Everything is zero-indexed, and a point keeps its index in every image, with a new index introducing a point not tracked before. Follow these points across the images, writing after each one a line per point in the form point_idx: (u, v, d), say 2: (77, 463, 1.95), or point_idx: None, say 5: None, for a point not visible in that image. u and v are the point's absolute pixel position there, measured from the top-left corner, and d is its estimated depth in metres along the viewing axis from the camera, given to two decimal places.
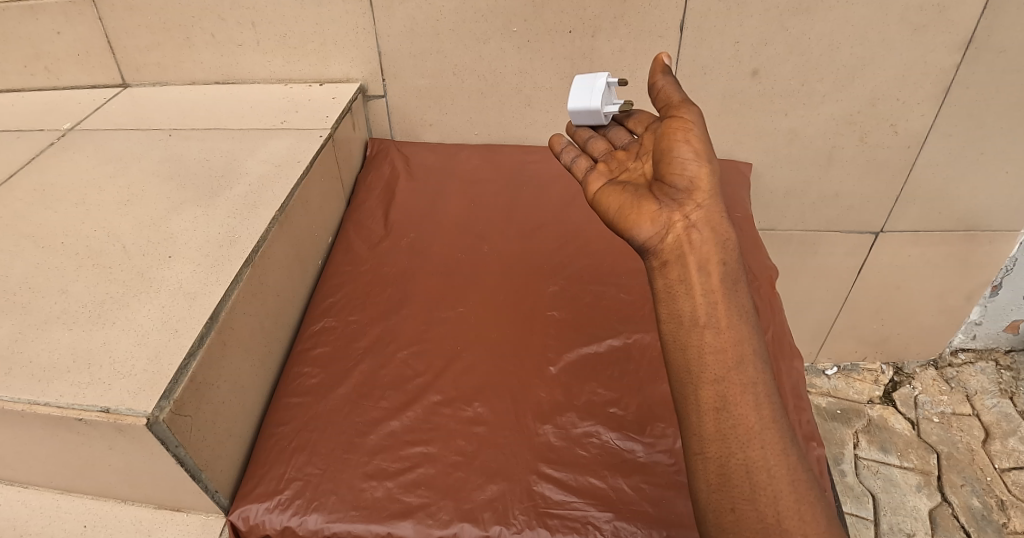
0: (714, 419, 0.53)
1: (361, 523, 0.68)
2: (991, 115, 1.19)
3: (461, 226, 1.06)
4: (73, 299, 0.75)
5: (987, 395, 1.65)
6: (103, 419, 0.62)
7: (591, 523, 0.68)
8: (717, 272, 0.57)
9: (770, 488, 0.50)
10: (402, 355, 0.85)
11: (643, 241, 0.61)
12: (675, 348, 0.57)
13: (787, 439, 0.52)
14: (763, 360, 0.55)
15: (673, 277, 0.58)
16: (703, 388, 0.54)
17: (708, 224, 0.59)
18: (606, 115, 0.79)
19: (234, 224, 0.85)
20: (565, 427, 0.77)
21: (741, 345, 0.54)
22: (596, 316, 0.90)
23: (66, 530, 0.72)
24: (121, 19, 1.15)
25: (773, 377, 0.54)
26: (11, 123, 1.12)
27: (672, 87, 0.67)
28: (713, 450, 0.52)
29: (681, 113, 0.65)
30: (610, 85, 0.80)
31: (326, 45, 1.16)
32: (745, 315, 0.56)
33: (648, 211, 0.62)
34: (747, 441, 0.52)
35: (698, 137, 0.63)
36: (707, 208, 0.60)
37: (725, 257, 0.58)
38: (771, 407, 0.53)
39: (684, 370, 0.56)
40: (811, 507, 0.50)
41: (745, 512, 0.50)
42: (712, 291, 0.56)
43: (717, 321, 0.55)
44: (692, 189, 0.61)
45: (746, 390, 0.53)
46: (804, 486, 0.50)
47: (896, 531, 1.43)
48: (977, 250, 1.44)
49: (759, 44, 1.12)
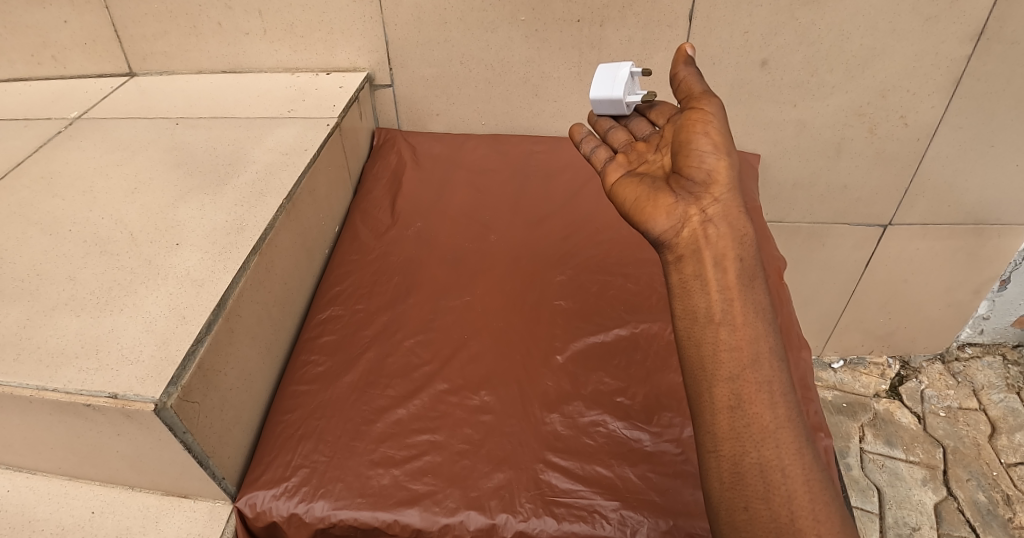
0: (728, 417, 0.52)
1: (368, 510, 0.68)
2: (1003, 106, 1.18)
3: (469, 216, 1.05)
4: (81, 286, 0.75)
5: (994, 390, 1.65)
6: (111, 405, 0.62)
7: (598, 512, 0.68)
8: (733, 268, 0.56)
9: (784, 487, 0.50)
10: (409, 343, 0.85)
11: (657, 235, 0.61)
12: (690, 346, 0.56)
13: (803, 439, 0.52)
14: (780, 358, 0.54)
15: (688, 272, 0.57)
16: (717, 386, 0.53)
17: (725, 218, 0.58)
18: (627, 105, 0.78)
19: (242, 212, 0.85)
20: (572, 416, 0.77)
21: (757, 344, 0.54)
22: (604, 306, 0.90)
23: (75, 516, 0.72)
24: (128, 8, 1.15)
25: (788, 374, 0.54)
26: (19, 111, 1.12)
27: (693, 79, 0.67)
28: (726, 448, 0.52)
29: (701, 106, 0.64)
30: (633, 74, 0.80)
31: (333, 33, 1.15)
32: (763, 312, 0.55)
33: (663, 203, 0.61)
34: (761, 440, 0.51)
35: (718, 129, 0.62)
36: (724, 201, 0.59)
37: (741, 252, 0.57)
38: (787, 406, 0.52)
39: (699, 367, 0.55)
40: (825, 507, 0.49)
41: (758, 511, 0.50)
42: (728, 288, 0.55)
43: (732, 318, 0.54)
44: (709, 183, 0.60)
45: (761, 389, 0.52)
46: (819, 485, 0.50)
47: (900, 525, 1.42)
48: (985, 243, 1.43)
49: (769, 34, 1.11)
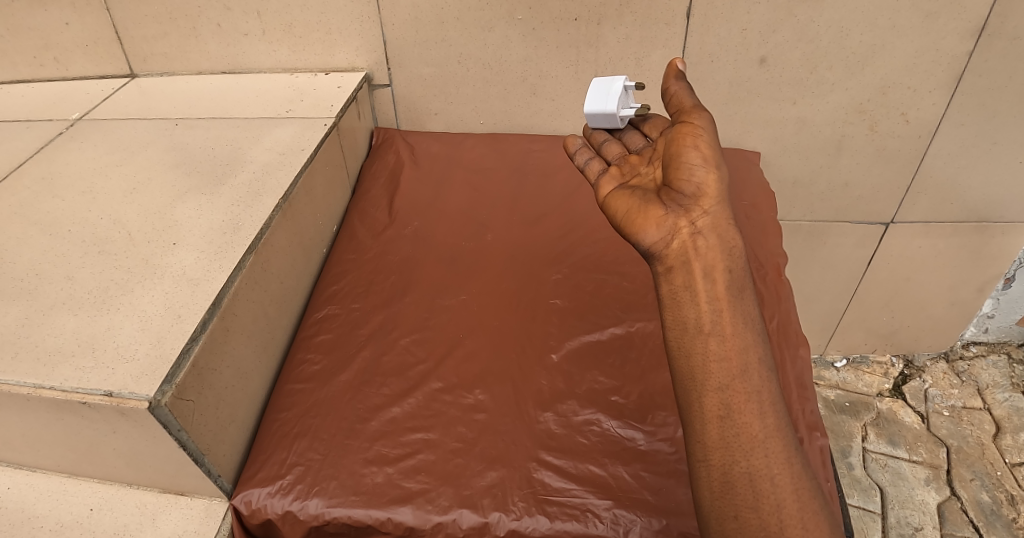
0: (718, 427, 0.52)
1: (361, 508, 0.68)
2: (1005, 103, 1.17)
3: (467, 217, 1.05)
4: (79, 285, 0.76)
5: (999, 389, 1.63)
6: (106, 403, 0.63)
7: (590, 511, 0.68)
8: (722, 279, 0.56)
9: (773, 496, 0.50)
10: (404, 342, 0.85)
11: (647, 246, 0.60)
12: (680, 356, 0.56)
13: (791, 448, 0.52)
14: (768, 368, 0.54)
15: (678, 283, 0.57)
16: (707, 396, 0.53)
17: (715, 229, 0.58)
18: (622, 119, 0.77)
19: (237, 212, 0.86)
20: (565, 415, 0.77)
21: (746, 353, 0.53)
22: (599, 305, 0.90)
23: (73, 512, 0.73)
24: (128, 10, 1.16)
25: (777, 384, 0.54)
26: (21, 113, 1.14)
27: (684, 93, 0.66)
28: (716, 458, 0.52)
29: (692, 118, 0.64)
30: (628, 88, 0.79)
31: (332, 33, 1.16)
32: (752, 322, 0.55)
33: (653, 214, 0.60)
34: (750, 450, 0.51)
35: (708, 142, 0.61)
36: (714, 213, 0.58)
37: (731, 264, 0.56)
38: (776, 415, 0.52)
39: (689, 378, 0.55)
40: (814, 516, 0.49)
41: (748, 520, 0.50)
42: (718, 298, 0.55)
43: (722, 328, 0.54)
44: (699, 195, 0.59)
45: (751, 398, 0.52)
46: (807, 494, 0.50)
47: (903, 525, 1.41)
48: (989, 241, 1.42)
49: (769, 31, 1.10)
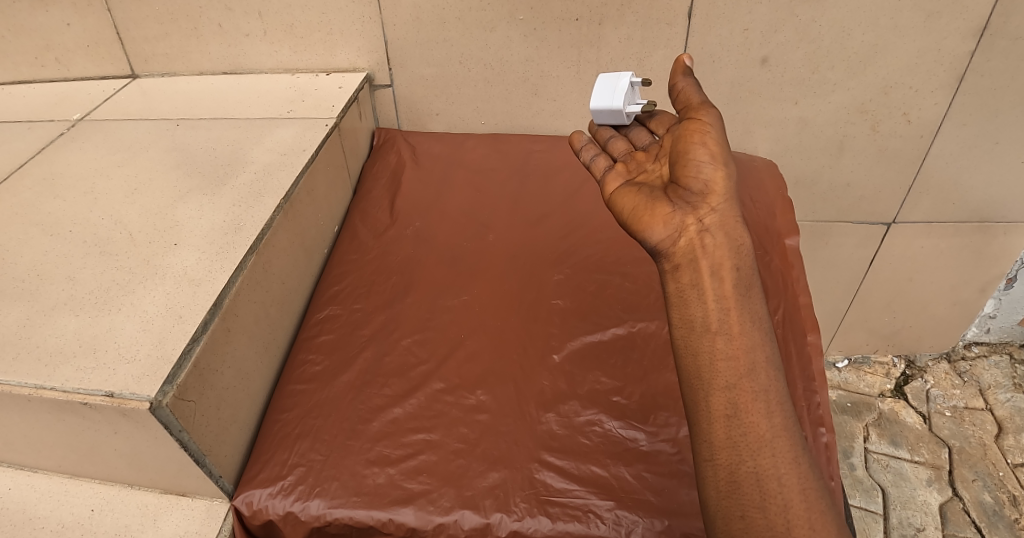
0: (725, 426, 0.52)
1: (363, 509, 0.68)
2: (1006, 103, 1.17)
3: (469, 217, 1.05)
4: (80, 285, 0.75)
5: (1000, 389, 1.63)
6: (107, 404, 0.63)
7: (592, 512, 0.68)
8: (729, 278, 0.56)
9: (781, 496, 0.49)
10: (406, 342, 0.85)
11: (655, 244, 0.60)
12: (687, 354, 0.56)
13: (799, 448, 0.51)
14: (776, 367, 0.54)
15: (685, 281, 0.57)
16: (713, 395, 0.53)
17: (722, 228, 0.57)
18: (628, 115, 0.77)
19: (239, 212, 0.85)
20: (568, 415, 0.76)
21: (753, 352, 0.53)
22: (601, 305, 0.89)
23: (75, 513, 0.73)
24: (130, 10, 1.16)
25: (785, 383, 0.54)
26: (23, 113, 1.14)
27: (692, 89, 0.66)
28: (723, 457, 0.52)
29: (699, 116, 0.63)
30: (633, 84, 0.79)
31: (333, 34, 1.16)
32: (759, 320, 0.55)
33: (660, 212, 0.60)
34: (757, 450, 0.51)
35: (715, 139, 0.61)
36: (721, 211, 0.58)
37: (738, 263, 0.56)
38: (783, 415, 0.52)
39: (695, 377, 0.55)
40: (821, 516, 0.49)
41: (755, 520, 0.49)
42: (725, 297, 0.55)
43: (729, 328, 0.54)
44: (707, 193, 0.59)
45: (757, 398, 0.52)
46: (814, 494, 0.50)
47: (905, 525, 1.41)
48: (990, 241, 1.41)
49: (770, 31, 1.10)
